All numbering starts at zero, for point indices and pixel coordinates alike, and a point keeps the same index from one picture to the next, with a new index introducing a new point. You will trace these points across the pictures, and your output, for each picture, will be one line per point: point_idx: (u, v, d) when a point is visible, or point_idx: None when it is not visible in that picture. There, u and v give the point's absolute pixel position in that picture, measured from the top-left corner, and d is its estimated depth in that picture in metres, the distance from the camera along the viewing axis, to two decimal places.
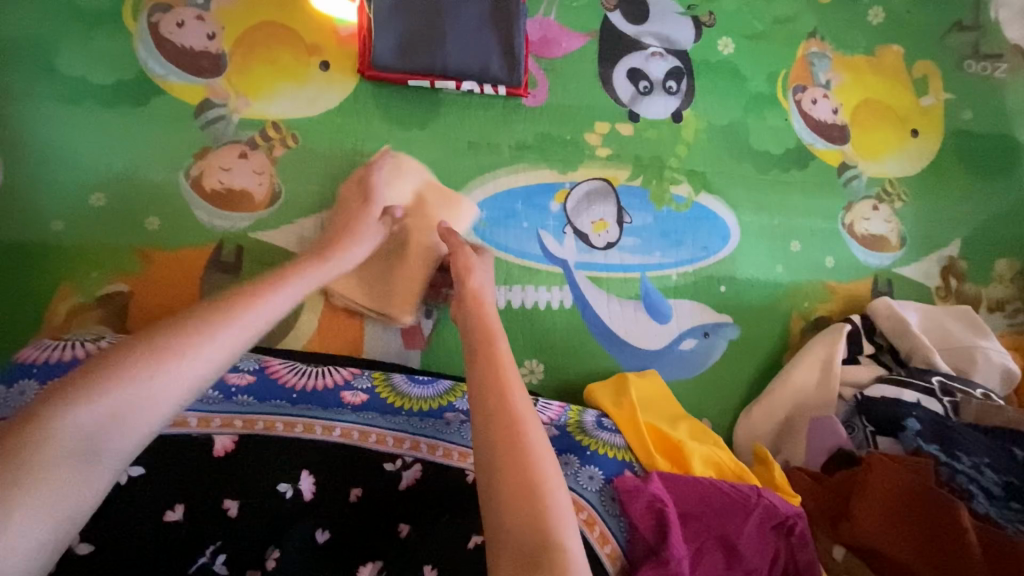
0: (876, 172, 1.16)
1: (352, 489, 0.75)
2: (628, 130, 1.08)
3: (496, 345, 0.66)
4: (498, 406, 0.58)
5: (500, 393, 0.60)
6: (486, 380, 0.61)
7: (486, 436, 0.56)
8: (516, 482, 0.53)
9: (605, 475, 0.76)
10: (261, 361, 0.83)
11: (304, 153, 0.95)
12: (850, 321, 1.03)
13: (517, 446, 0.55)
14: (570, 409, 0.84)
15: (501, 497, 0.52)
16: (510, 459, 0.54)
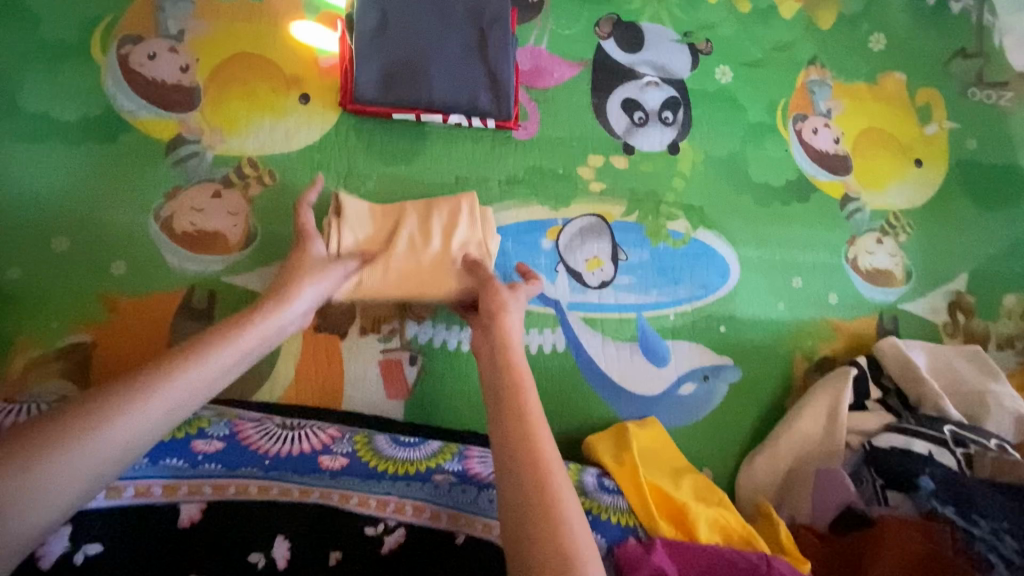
0: (880, 204, 1.12)
1: (331, 553, 0.69)
2: (623, 163, 1.03)
3: (519, 390, 0.63)
4: (527, 461, 0.56)
5: (526, 442, 0.57)
6: (509, 430, 0.59)
7: (515, 493, 0.54)
8: (542, 549, 0.50)
9: (606, 541, 0.72)
10: (232, 423, 0.76)
11: (281, 191, 0.91)
12: (856, 364, 0.98)
13: (544, 505, 0.53)
14: (570, 468, 0.79)
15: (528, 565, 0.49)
16: (535, 520, 0.52)
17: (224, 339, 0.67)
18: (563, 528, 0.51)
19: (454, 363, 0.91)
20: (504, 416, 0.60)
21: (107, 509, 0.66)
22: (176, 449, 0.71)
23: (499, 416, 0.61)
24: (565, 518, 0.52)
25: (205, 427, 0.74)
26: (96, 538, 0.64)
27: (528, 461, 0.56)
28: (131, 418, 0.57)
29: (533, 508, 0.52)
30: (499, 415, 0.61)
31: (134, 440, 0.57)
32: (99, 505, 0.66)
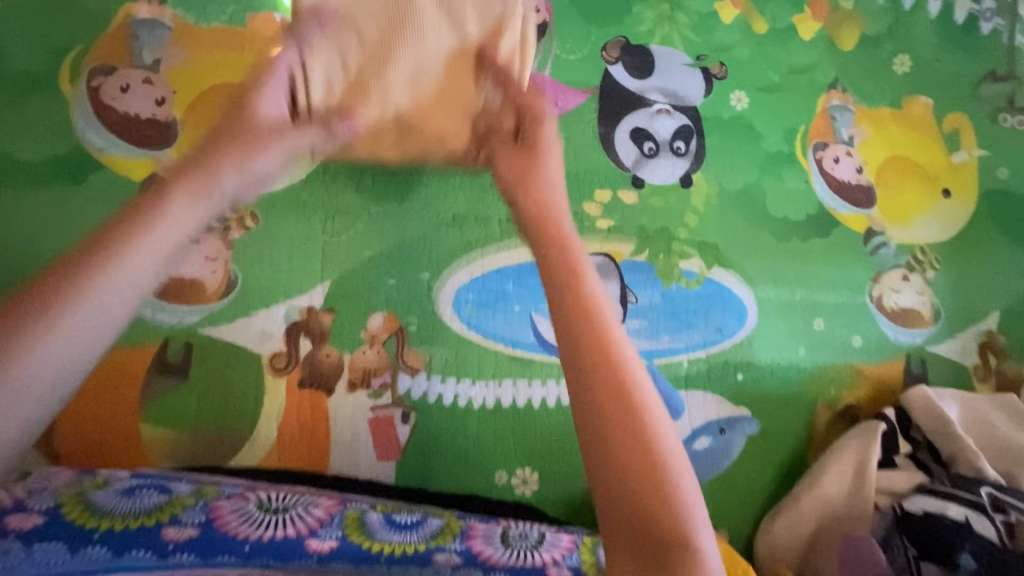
0: (906, 238, 1.05)
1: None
2: (632, 197, 0.97)
3: (581, 278, 0.47)
4: (595, 340, 0.44)
5: (607, 357, 0.44)
6: (581, 337, 0.44)
7: (601, 434, 0.42)
8: (637, 506, 0.40)
9: None
10: (208, 502, 0.69)
11: (264, 234, 0.84)
12: (885, 418, 0.90)
13: (639, 450, 0.41)
14: (582, 544, 0.73)
15: (617, 531, 0.40)
16: (633, 471, 0.40)
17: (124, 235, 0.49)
18: (666, 474, 0.41)
19: (450, 419, 0.84)
20: (568, 321, 0.45)
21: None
22: (145, 538, 0.64)
23: (561, 316, 0.46)
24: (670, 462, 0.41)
25: (179, 513, 0.67)
26: None
27: (612, 385, 0.43)
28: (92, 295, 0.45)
29: (629, 459, 0.41)
30: (561, 318, 0.46)
31: (103, 321, 0.46)
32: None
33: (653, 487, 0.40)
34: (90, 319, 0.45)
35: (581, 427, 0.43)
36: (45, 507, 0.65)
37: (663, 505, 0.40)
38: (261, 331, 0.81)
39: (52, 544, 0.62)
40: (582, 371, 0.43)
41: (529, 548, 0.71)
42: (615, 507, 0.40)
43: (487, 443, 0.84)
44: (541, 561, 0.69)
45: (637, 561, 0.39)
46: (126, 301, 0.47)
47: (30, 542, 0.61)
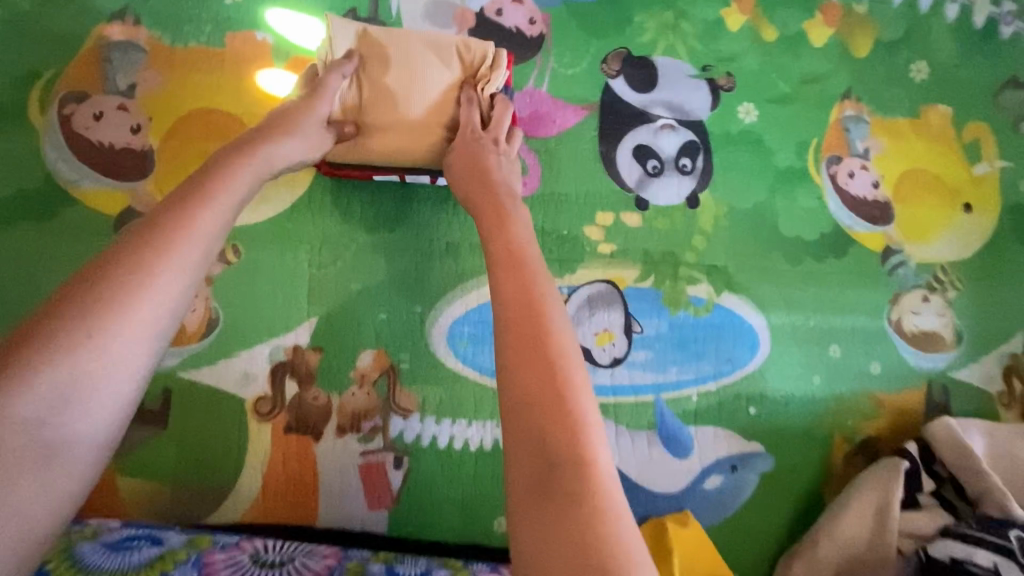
0: (925, 257, 1.00)
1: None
2: (636, 220, 0.91)
3: (518, 262, 0.62)
4: (520, 298, 0.57)
5: (537, 323, 0.55)
6: (517, 307, 0.56)
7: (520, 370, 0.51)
8: (544, 421, 0.48)
9: None
10: (200, 558, 0.63)
11: (246, 269, 0.79)
12: (907, 454, 0.84)
13: (554, 382, 0.50)
14: None
15: (523, 441, 0.48)
16: (539, 391, 0.50)
17: (170, 238, 0.57)
18: (570, 403, 0.50)
19: (445, 462, 0.80)
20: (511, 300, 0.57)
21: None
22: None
23: (501, 295, 0.58)
24: (576, 397, 0.50)
25: (168, 571, 0.61)
26: None
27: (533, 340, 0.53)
28: (157, 294, 0.55)
29: (536, 378, 0.51)
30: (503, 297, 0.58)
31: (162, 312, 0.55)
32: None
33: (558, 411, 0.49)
34: (151, 320, 0.54)
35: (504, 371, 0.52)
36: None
37: (561, 423, 0.48)
38: (244, 373, 0.77)
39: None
40: (506, 310, 0.57)
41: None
42: (527, 420, 0.49)
43: (484, 487, 0.80)
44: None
45: (530, 464, 0.47)
46: (178, 303, 0.56)
47: None
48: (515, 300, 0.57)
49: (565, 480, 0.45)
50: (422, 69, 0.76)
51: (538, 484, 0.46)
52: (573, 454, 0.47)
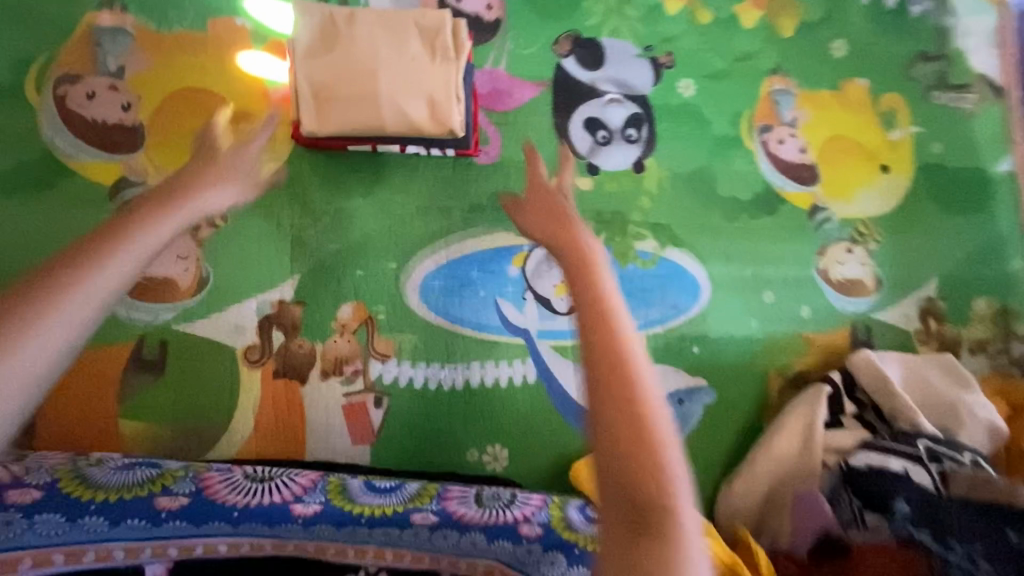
0: (848, 214, 1.12)
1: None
2: (588, 184, 1.01)
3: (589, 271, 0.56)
4: (592, 307, 0.52)
5: (619, 349, 0.48)
6: (602, 332, 0.49)
7: (609, 411, 0.46)
8: (637, 471, 0.44)
9: None
10: (198, 473, 0.75)
11: (232, 231, 0.87)
12: (830, 380, 0.97)
13: (641, 428, 0.45)
14: (553, 501, 0.80)
15: (612, 494, 0.44)
16: (622, 420, 0.45)
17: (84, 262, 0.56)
18: (658, 452, 0.45)
19: (419, 401, 0.88)
20: (589, 321, 0.50)
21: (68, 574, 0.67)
22: (139, 508, 0.70)
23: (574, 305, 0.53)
24: (664, 445, 0.45)
25: (170, 484, 0.73)
26: None
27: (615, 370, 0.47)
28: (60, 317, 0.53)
29: (619, 408, 0.45)
30: (580, 316, 0.51)
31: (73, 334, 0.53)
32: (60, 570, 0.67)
33: (648, 461, 0.44)
34: (50, 339, 0.52)
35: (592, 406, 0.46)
36: (42, 481, 0.70)
37: (646, 453, 0.44)
38: (234, 325, 0.84)
39: (50, 515, 0.68)
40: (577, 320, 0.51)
41: (505, 508, 0.78)
42: (615, 470, 0.44)
43: (455, 422, 0.88)
44: (512, 518, 0.77)
45: (619, 507, 0.43)
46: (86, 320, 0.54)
47: (30, 513, 0.67)
48: (592, 318, 0.50)
49: (659, 541, 0.42)
50: (385, 46, 0.86)
51: (627, 526, 0.42)
52: (662, 516, 0.42)
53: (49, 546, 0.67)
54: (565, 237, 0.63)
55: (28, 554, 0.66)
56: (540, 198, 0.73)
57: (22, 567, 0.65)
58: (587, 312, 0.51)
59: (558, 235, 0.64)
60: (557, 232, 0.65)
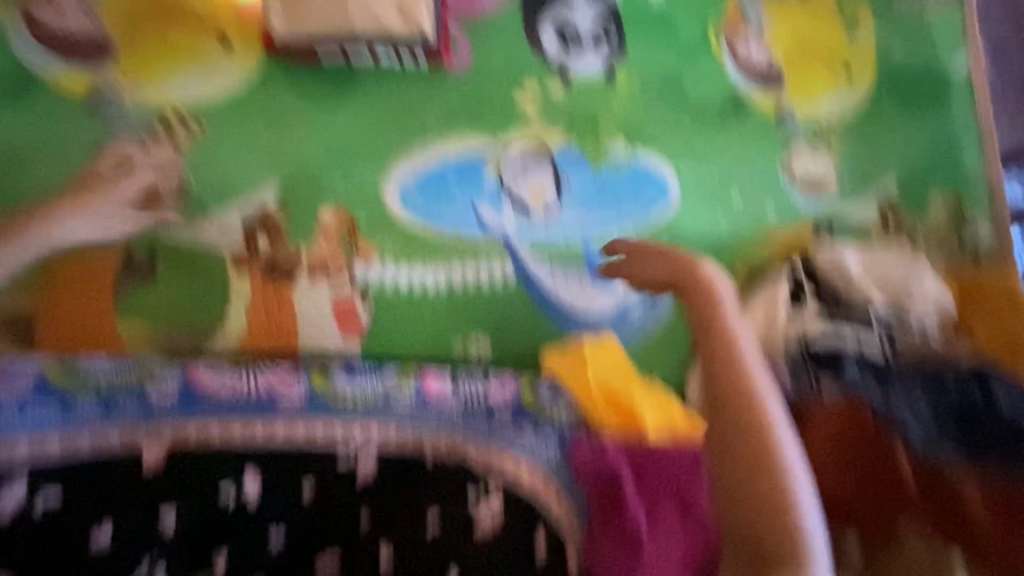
0: (812, 115, 1.15)
1: (302, 482, 0.73)
2: (560, 89, 1.03)
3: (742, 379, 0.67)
4: (740, 402, 0.65)
5: (743, 383, 0.66)
6: (724, 359, 0.68)
7: (726, 410, 0.65)
8: (752, 469, 0.61)
9: (561, 441, 0.79)
10: (184, 368, 0.79)
11: (211, 140, 0.89)
12: (793, 267, 1.02)
13: (763, 462, 0.61)
14: (525, 380, 0.86)
15: (735, 519, 0.60)
16: (754, 512, 0.59)
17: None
18: (782, 474, 0.60)
19: (404, 299, 0.92)
20: (717, 361, 0.69)
21: (63, 462, 0.69)
22: (129, 399, 0.74)
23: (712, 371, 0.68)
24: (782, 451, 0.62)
25: (155, 377, 0.76)
26: (54, 483, 0.67)
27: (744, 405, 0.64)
28: None
29: (750, 478, 0.60)
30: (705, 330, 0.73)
31: None
32: (57, 458, 0.69)
33: (753, 442, 0.63)
34: None
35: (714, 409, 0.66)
36: (28, 379, 0.73)
37: (777, 516, 0.58)
38: (220, 230, 0.87)
39: (43, 404, 0.72)
40: (720, 410, 0.65)
41: (479, 388, 0.83)
42: (733, 469, 0.62)
43: (439, 318, 0.93)
44: (488, 397, 0.83)
45: (744, 559, 0.58)
46: None
47: (23, 405, 0.71)
48: (720, 343, 0.70)
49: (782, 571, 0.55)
50: None
51: None
52: (778, 506, 0.59)
53: (44, 432, 0.70)
54: (643, 270, 0.82)
55: (23, 438, 0.69)
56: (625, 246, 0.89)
57: (19, 448, 0.69)
58: (708, 336, 0.72)
59: (696, 315, 0.75)
60: (650, 265, 0.82)
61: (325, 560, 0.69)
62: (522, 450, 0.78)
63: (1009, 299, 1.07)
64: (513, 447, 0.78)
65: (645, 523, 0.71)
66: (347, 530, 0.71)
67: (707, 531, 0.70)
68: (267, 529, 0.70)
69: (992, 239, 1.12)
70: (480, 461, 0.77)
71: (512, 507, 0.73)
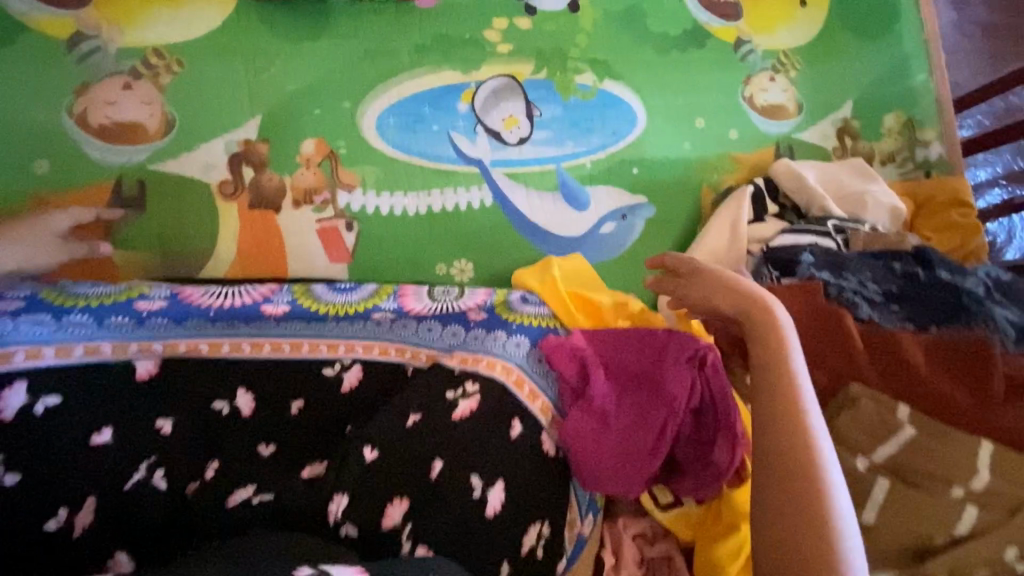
0: (770, 45, 1.19)
1: (293, 402, 0.79)
2: (527, 24, 1.07)
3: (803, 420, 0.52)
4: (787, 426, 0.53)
5: (786, 383, 0.55)
6: (768, 360, 0.58)
7: (765, 406, 0.55)
8: (791, 469, 0.50)
9: (530, 341, 0.84)
10: (173, 289, 0.84)
11: (191, 79, 0.92)
12: (754, 184, 1.08)
13: (800, 460, 0.50)
14: (497, 293, 0.92)
15: (783, 538, 0.48)
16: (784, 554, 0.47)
17: None
18: (818, 474, 0.50)
19: (388, 226, 0.97)
20: (768, 369, 0.57)
21: (56, 366, 0.70)
22: (121, 308, 0.78)
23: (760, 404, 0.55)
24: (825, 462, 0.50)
25: (147, 292, 0.81)
26: (54, 392, 0.67)
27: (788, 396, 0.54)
28: None
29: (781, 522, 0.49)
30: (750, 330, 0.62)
31: None
32: (52, 362, 0.70)
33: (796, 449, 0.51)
34: None
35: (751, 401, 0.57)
36: (21, 295, 0.76)
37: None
38: (206, 164, 0.91)
39: (36, 314, 0.73)
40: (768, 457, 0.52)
41: (454, 300, 0.90)
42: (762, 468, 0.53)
43: (421, 243, 0.97)
44: (463, 308, 0.89)
45: None
46: None
47: (17, 315, 0.73)
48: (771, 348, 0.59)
49: None
50: None
51: None
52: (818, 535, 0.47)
53: (38, 342, 0.70)
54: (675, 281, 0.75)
55: (19, 349, 0.69)
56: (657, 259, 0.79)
57: (17, 358, 0.68)
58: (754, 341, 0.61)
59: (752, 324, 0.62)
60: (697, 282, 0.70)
61: (314, 469, 0.73)
62: (494, 352, 0.82)
63: (953, 198, 1.13)
64: (486, 348, 0.82)
65: (610, 406, 0.78)
66: (335, 444, 0.77)
67: (674, 410, 0.76)
68: (256, 444, 0.75)
69: (940, 155, 1.20)
70: (457, 364, 0.81)
71: (492, 399, 0.77)
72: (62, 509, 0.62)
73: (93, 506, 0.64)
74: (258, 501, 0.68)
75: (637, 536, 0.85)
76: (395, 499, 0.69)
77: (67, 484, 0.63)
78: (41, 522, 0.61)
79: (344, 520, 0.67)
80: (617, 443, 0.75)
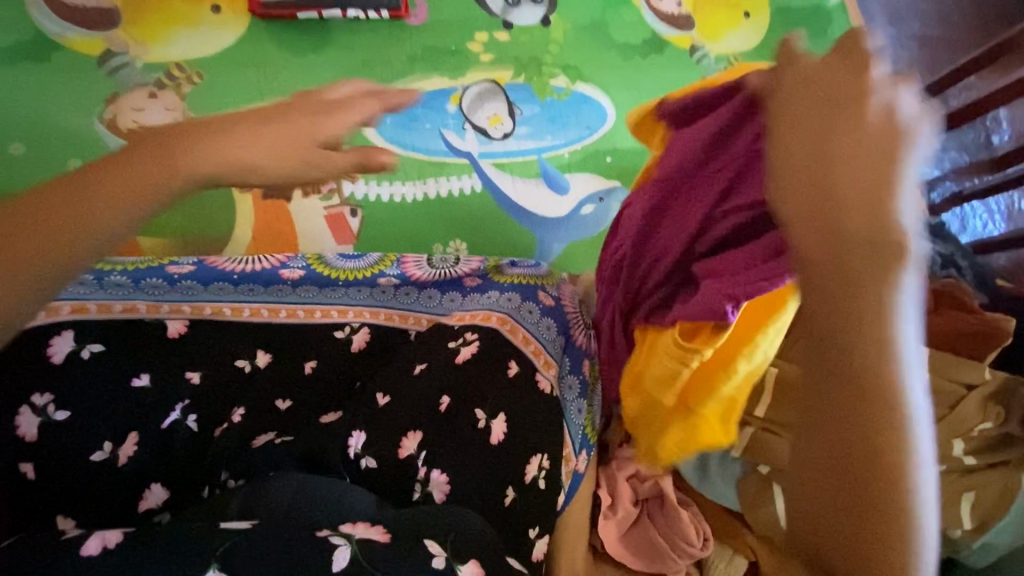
0: (722, 50, 1.29)
1: (307, 362, 0.87)
2: (505, 36, 1.21)
3: (886, 396, 0.43)
4: (861, 395, 0.44)
5: (887, 399, 0.43)
6: (848, 353, 0.44)
7: (835, 406, 0.45)
8: (862, 455, 0.44)
9: (519, 295, 0.95)
10: (203, 258, 0.96)
11: (209, 87, 1.03)
12: None
13: (882, 432, 0.43)
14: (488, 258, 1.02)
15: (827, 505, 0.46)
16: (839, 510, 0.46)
17: None
18: (908, 443, 0.44)
19: (389, 210, 1.07)
20: (855, 369, 0.43)
21: (99, 320, 0.82)
22: (154, 272, 0.91)
23: (835, 375, 0.45)
24: (917, 479, 0.44)
25: (178, 259, 0.94)
26: (99, 341, 0.79)
27: (870, 407, 0.43)
28: None
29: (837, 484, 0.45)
30: (840, 309, 0.43)
31: None
32: (93, 317, 0.82)
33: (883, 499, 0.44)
34: None
35: (807, 412, 0.47)
36: None
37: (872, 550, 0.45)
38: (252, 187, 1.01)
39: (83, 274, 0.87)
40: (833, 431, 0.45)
41: (450, 267, 0.99)
42: (808, 483, 0.48)
43: (420, 226, 1.08)
44: (459, 273, 0.98)
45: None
46: None
47: None
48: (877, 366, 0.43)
49: None
50: None
51: None
52: (890, 504, 0.44)
53: (82, 299, 0.83)
54: (788, 135, 0.46)
55: (66, 304, 0.82)
56: (850, 62, 0.45)
57: (63, 310, 0.80)
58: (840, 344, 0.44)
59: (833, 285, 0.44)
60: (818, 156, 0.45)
61: (328, 418, 0.79)
62: (488, 306, 0.92)
63: None
64: (477, 304, 0.93)
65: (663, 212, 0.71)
66: (345, 397, 0.84)
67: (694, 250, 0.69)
68: (274, 400, 0.82)
69: None
70: (456, 321, 0.91)
71: (487, 344, 0.86)
72: (107, 443, 0.70)
73: (136, 439, 0.71)
74: (280, 441, 0.75)
75: (630, 476, 0.94)
76: (410, 432, 0.76)
77: (114, 422, 0.72)
78: (89, 453, 0.69)
79: (362, 453, 0.74)
80: (642, 271, 0.76)
